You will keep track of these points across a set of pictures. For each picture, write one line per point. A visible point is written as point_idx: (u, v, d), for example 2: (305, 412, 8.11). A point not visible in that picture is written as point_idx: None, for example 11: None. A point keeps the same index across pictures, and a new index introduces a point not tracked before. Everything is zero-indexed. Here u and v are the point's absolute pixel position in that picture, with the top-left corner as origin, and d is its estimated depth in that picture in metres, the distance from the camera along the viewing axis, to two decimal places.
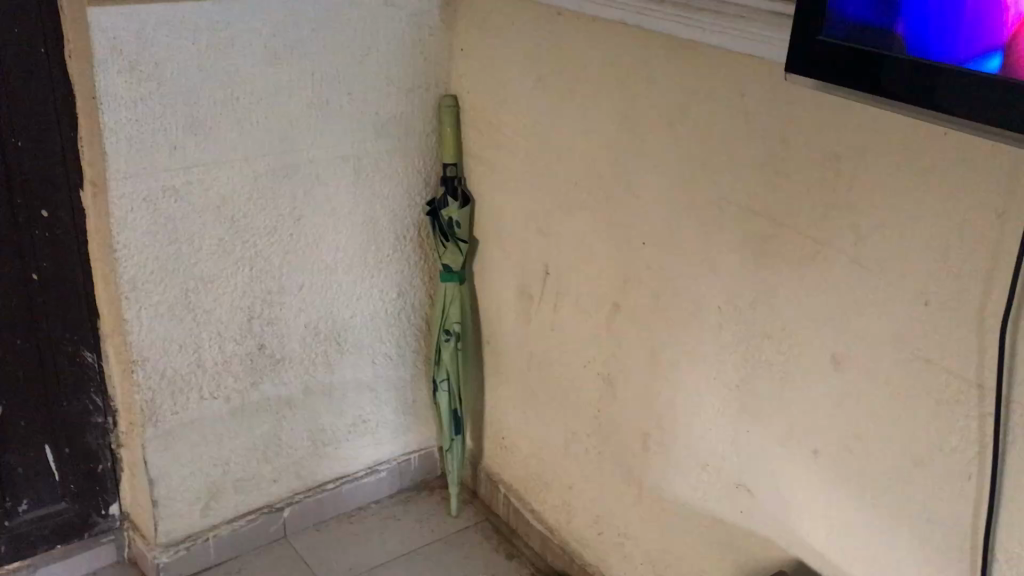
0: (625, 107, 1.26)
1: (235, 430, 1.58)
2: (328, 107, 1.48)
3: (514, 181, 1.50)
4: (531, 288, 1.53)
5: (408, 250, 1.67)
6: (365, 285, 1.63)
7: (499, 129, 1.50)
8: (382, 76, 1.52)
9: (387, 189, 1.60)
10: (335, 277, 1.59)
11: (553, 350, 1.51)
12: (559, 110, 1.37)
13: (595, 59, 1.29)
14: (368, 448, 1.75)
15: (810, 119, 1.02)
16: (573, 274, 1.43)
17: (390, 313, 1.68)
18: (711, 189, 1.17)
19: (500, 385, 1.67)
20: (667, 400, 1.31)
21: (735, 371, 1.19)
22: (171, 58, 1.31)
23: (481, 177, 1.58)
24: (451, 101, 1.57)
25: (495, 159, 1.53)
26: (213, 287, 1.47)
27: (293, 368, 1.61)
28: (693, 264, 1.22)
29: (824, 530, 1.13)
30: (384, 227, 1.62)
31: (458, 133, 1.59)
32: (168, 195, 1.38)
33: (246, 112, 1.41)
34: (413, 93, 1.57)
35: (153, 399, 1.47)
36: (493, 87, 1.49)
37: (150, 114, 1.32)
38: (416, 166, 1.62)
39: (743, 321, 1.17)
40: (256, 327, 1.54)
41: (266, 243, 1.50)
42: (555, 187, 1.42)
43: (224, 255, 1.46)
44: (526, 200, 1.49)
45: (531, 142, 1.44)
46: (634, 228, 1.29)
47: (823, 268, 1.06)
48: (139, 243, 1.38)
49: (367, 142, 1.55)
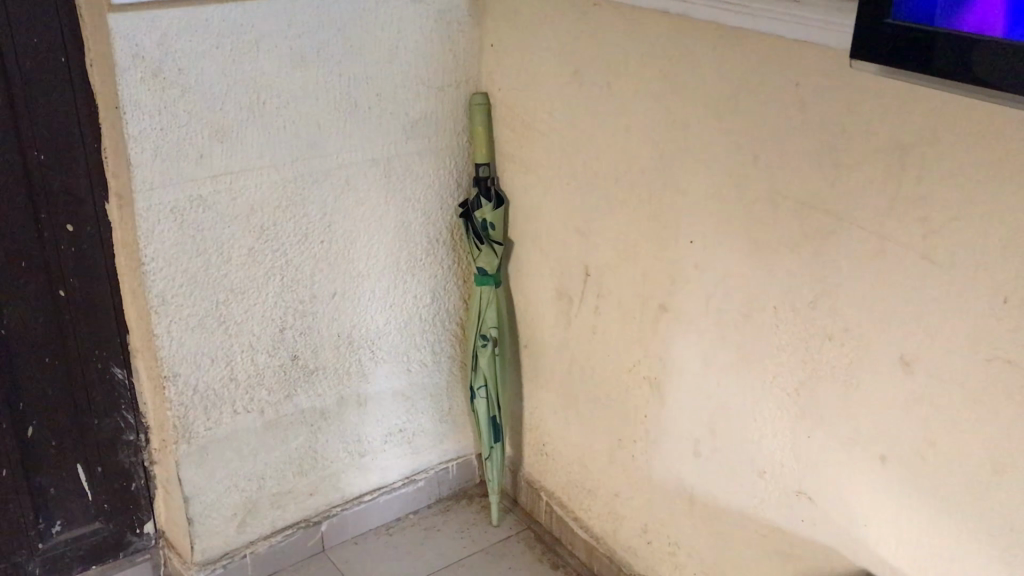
0: (669, 100, 1.20)
1: (269, 444, 1.53)
2: (357, 109, 1.44)
3: (550, 180, 1.45)
4: (570, 290, 1.48)
5: (441, 253, 1.62)
6: (398, 291, 1.59)
7: (534, 127, 1.45)
8: (411, 76, 1.47)
9: (418, 192, 1.55)
10: (367, 284, 1.55)
11: (596, 353, 1.46)
12: (597, 105, 1.32)
13: (634, 51, 1.23)
14: (405, 457, 1.71)
15: (873, 108, 0.97)
16: (615, 275, 1.37)
17: (424, 319, 1.64)
18: (765, 184, 1.11)
19: (540, 390, 1.62)
20: (719, 405, 1.26)
21: (794, 374, 1.14)
22: (196, 65, 1.27)
23: (516, 177, 1.53)
24: (482, 99, 1.51)
25: (530, 158, 1.48)
26: (244, 298, 1.43)
27: (327, 379, 1.56)
28: (746, 262, 1.16)
29: (894, 539, 1.07)
30: (416, 230, 1.57)
31: (490, 132, 1.54)
32: (195, 204, 1.33)
33: (274, 117, 1.36)
34: (442, 92, 1.52)
35: (186, 415, 1.43)
36: (526, 84, 1.44)
37: (176, 123, 1.28)
38: (447, 167, 1.57)
39: (802, 321, 1.11)
40: (289, 338, 1.49)
41: (296, 251, 1.45)
42: (594, 185, 1.37)
43: (255, 265, 1.42)
44: (564, 199, 1.43)
45: (568, 139, 1.39)
46: (681, 226, 1.24)
47: (889, 265, 1.00)
48: (167, 256, 1.34)
49: (398, 144, 1.50)
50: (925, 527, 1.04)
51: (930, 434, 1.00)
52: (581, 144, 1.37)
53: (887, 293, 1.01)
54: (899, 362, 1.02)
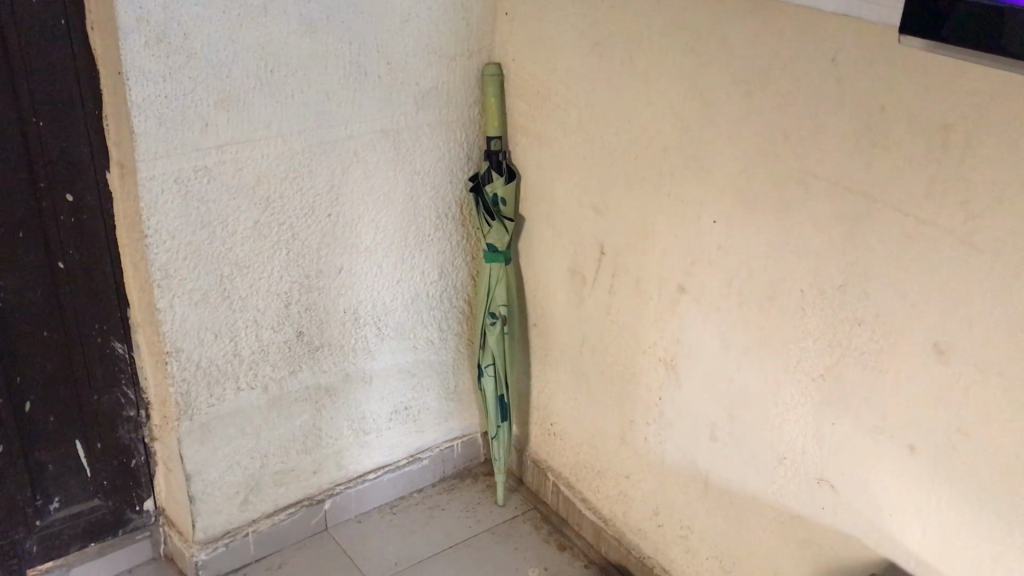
0: (695, 75, 1.16)
1: (273, 421, 1.50)
2: (367, 79, 1.39)
3: (565, 154, 1.41)
4: (584, 268, 1.44)
5: (450, 228, 1.58)
6: (406, 267, 1.55)
7: (550, 99, 1.41)
8: (422, 45, 1.42)
9: (428, 165, 1.51)
10: (374, 258, 1.51)
11: (609, 333, 1.42)
12: (618, 78, 1.28)
13: (659, 23, 1.19)
14: (410, 436, 1.68)
15: (916, 86, 0.93)
16: (632, 253, 1.34)
17: (431, 295, 1.60)
18: (795, 163, 1.07)
19: (549, 370, 1.59)
20: (738, 389, 1.23)
21: (819, 360, 1.11)
22: (202, 29, 1.22)
23: (529, 151, 1.49)
24: (495, 70, 1.47)
25: (545, 132, 1.44)
26: (249, 272, 1.39)
27: (332, 355, 1.52)
28: (771, 244, 1.13)
29: (921, 529, 1.05)
30: (425, 204, 1.53)
31: (502, 103, 1.49)
32: (200, 175, 1.29)
33: (281, 85, 1.31)
34: (454, 62, 1.47)
35: (189, 392, 1.40)
36: (542, 55, 1.40)
37: (181, 90, 1.23)
38: (458, 139, 1.53)
39: (829, 306, 1.08)
40: (294, 314, 1.46)
41: (302, 224, 1.41)
42: (613, 161, 1.33)
43: (260, 238, 1.38)
44: (580, 174, 1.40)
45: (585, 112, 1.35)
46: (703, 205, 1.20)
47: (926, 250, 0.97)
48: (171, 228, 1.29)
49: (408, 115, 1.46)
50: (954, 518, 1.01)
51: (962, 424, 0.98)
52: (599, 119, 1.33)
53: (923, 279, 0.98)
54: (933, 350, 0.99)
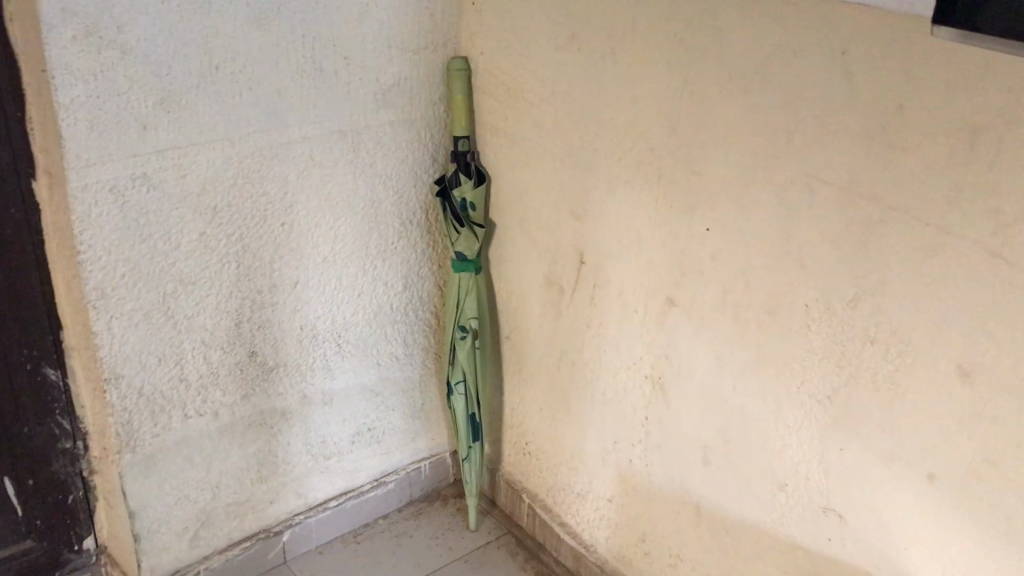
0: (685, 69, 1.06)
1: (224, 449, 1.38)
2: (322, 76, 1.27)
3: (541, 156, 1.31)
4: (562, 278, 1.34)
5: (415, 236, 1.46)
6: (367, 278, 1.43)
7: (523, 96, 1.30)
8: (383, 38, 1.30)
9: (390, 168, 1.39)
10: (334, 270, 1.39)
11: (590, 348, 1.32)
12: (599, 72, 1.17)
13: (645, 12, 1.09)
14: (375, 459, 1.56)
15: (939, 82, 0.84)
16: (615, 263, 1.23)
17: (396, 308, 1.48)
18: (799, 167, 0.98)
19: (524, 385, 1.48)
20: (734, 410, 1.13)
21: (827, 381, 1.02)
22: (137, 22, 1.09)
23: (501, 152, 1.38)
24: (461, 64, 1.36)
25: (518, 131, 1.33)
26: (195, 289, 1.26)
27: (288, 376, 1.40)
28: (772, 254, 1.03)
29: (940, 564, 0.96)
30: (388, 211, 1.41)
31: (470, 101, 1.38)
32: (138, 184, 1.16)
33: (228, 83, 1.19)
34: (417, 56, 1.35)
35: (131, 422, 1.27)
36: (514, 47, 1.29)
37: (114, 89, 1.10)
38: (423, 140, 1.41)
39: (838, 322, 0.99)
40: (245, 332, 1.33)
41: (253, 235, 1.29)
42: (594, 162, 1.22)
43: (207, 252, 1.25)
44: (557, 176, 1.29)
45: (563, 110, 1.25)
46: (695, 212, 1.10)
47: (949, 263, 0.87)
48: (106, 242, 1.17)
49: (368, 114, 1.34)
50: (978, 554, 0.92)
51: (989, 453, 0.89)
52: (578, 117, 1.23)
53: (946, 294, 0.88)
54: (956, 372, 0.89)
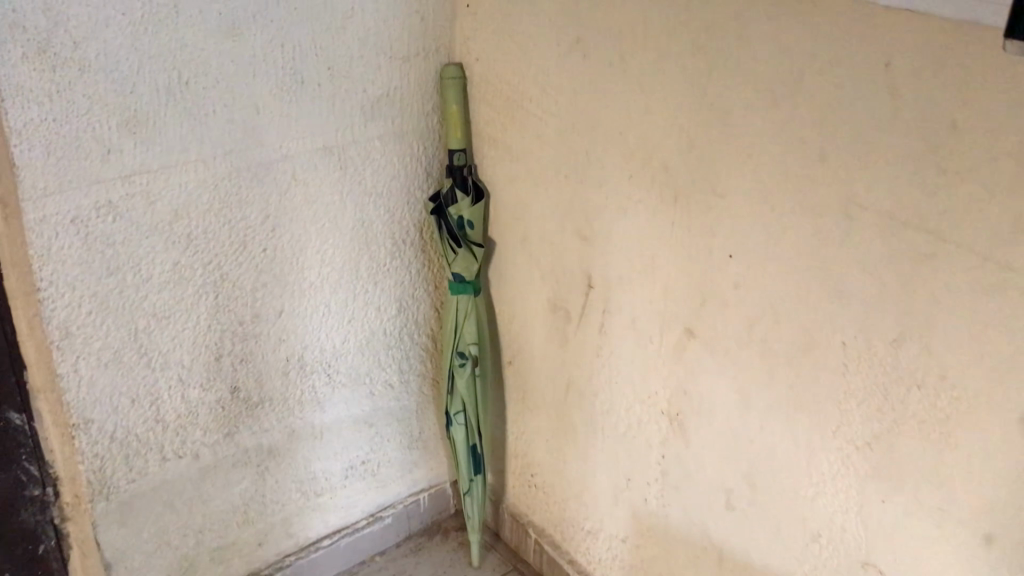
0: (705, 81, 0.96)
1: (207, 491, 1.28)
2: (304, 88, 1.16)
3: (544, 172, 1.20)
4: (568, 303, 1.23)
5: (409, 257, 1.36)
6: (358, 304, 1.33)
7: (523, 107, 1.20)
8: (370, 45, 1.20)
9: (380, 185, 1.28)
10: (322, 297, 1.29)
11: (600, 378, 1.22)
12: (607, 83, 1.07)
13: (658, 17, 0.98)
14: (370, 493, 1.46)
15: (1001, 100, 0.73)
16: (627, 289, 1.13)
17: (389, 334, 1.38)
18: (836, 190, 0.87)
19: (528, 414, 1.38)
20: (761, 452, 1.03)
21: (867, 427, 0.92)
22: (96, 36, 0.98)
23: (500, 166, 1.27)
24: (456, 72, 1.25)
25: (518, 145, 1.23)
26: (170, 324, 1.16)
27: (275, 411, 1.30)
28: (804, 285, 0.93)
29: None
30: (379, 231, 1.31)
31: (466, 111, 1.27)
32: (103, 213, 1.06)
33: (200, 100, 1.08)
34: (408, 64, 1.24)
35: (103, 467, 1.17)
36: (513, 54, 1.18)
37: (73, 110, 1.00)
38: (415, 154, 1.30)
39: (880, 364, 0.88)
40: (226, 367, 1.23)
41: (232, 262, 1.19)
42: (602, 180, 1.12)
43: (182, 283, 1.15)
44: (562, 194, 1.19)
45: (567, 123, 1.14)
46: (716, 237, 1.00)
47: (1010, 304, 0.77)
48: (69, 278, 1.07)
49: (355, 128, 1.23)
50: None
51: None
52: (584, 130, 1.12)
53: (1006, 339, 0.78)
54: (1020, 425, 0.79)
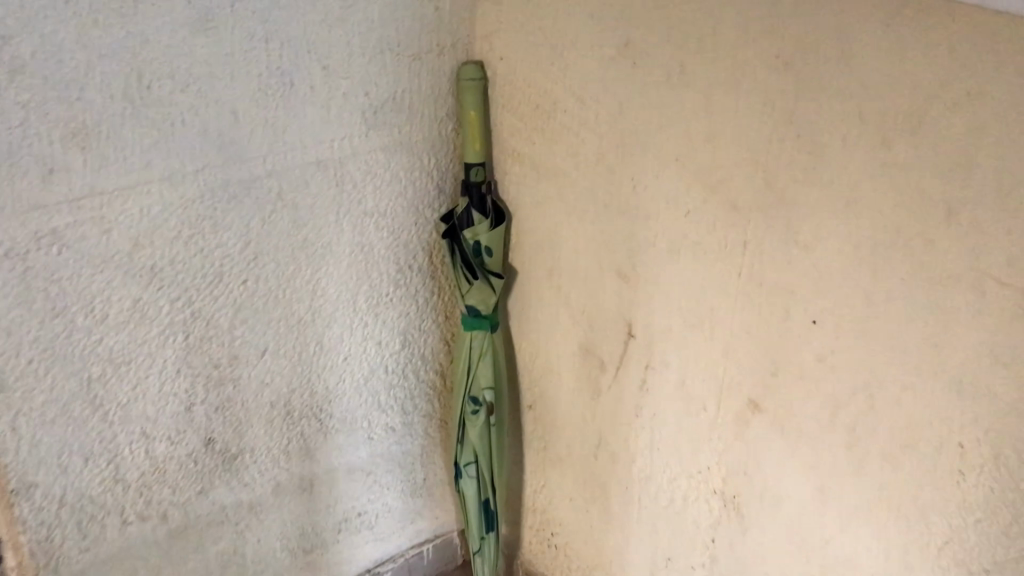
0: (792, 106, 0.76)
1: (176, 557, 1.10)
2: (293, 92, 0.97)
3: (579, 197, 1.01)
4: (602, 351, 1.05)
5: (416, 285, 1.16)
6: (355, 340, 1.14)
7: (557, 118, 1.00)
8: (373, 40, 1.00)
9: (383, 204, 1.09)
10: (312, 333, 1.10)
11: (639, 442, 1.03)
12: (663, 100, 0.87)
13: (732, 23, 0.78)
14: (366, 547, 1.28)
15: None
16: (676, 345, 0.94)
17: (391, 373, 1.19)
18: (965, 258, 0.69)
19: (550, 468, 1.20)
20: (841, 555, 0.85)
21: (986, 548, 0.74)
22: (32, 30, 0.79)
23: (526, 185, 1.08)
24: (475, 72, 1.05)
25: (549, 163, 1.03)
26: (131, 370, 0.98)
27: (256, 463, 1.12)
28: (914, 369, 0.74)
29: None
30: (381, 257, 1.12)
31: (485, 118, 1.08)
32: (46, 243, 0.87)
33: (165, 107, 0.89)
34: (418, 63, 1.04)
35: (51, 537, 0.99)
36: (547, 54, 0.98)
37: (3, 121, 0.80)
38: (426, 167, 1.11)
39: (1012, 475, 0.71)
40: (199, 417, 1.05)
41: (205, 298, 1.00)
42: (650, 214, 0.93)
43: (144, 323, 0.97)
44: (600, 225, 0.99)
45: (610, 141, 0.95)
46: (797, 297, 0.81)
47: None
48: (4, 321, 0.88)
49: (354, 138, 1.03)
50: None
51: None
52: (630, 152, 0.93)
53: None
54: None
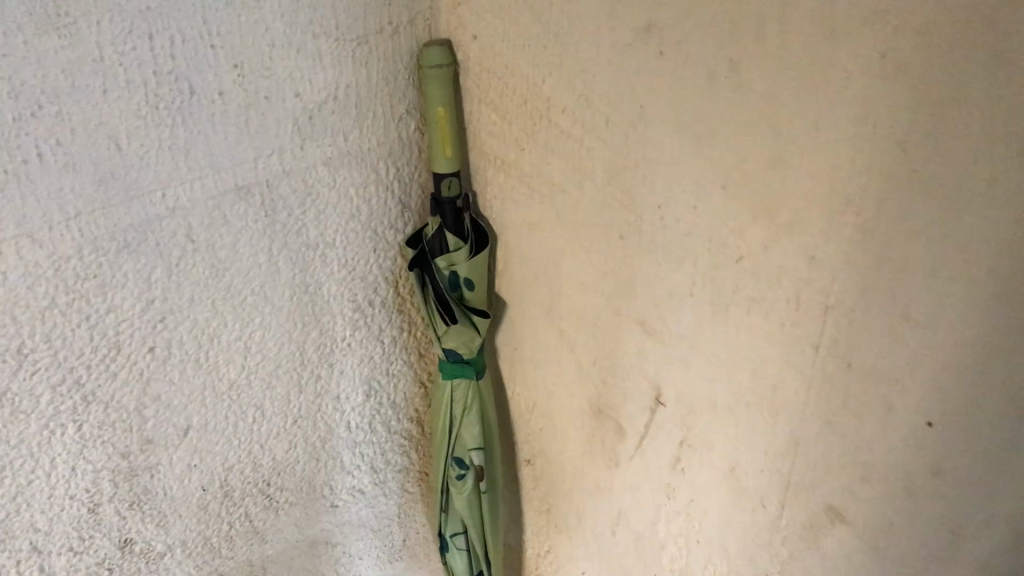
0: (901, 132, 0.52)
1: None
2: (196, 102, 0.72)
3: (584, 222, 0.77)
4: (620, 415, 0.82)
5: (381, 324, 0.93)
6: (306, 398, 0.91)
7: (551, 119, 0.76)
8: (301, 24, 0.75)
9: (330, 231, 0.84)
10: (250, 398, 0.87)
11: (671, 530, 0.81)
12: (702, 107, 0.63)
13: (807, 3, 0.54)
14: None
15: None
16: (724, 423, 0.71)
17: (355, 429, 0.96)
18: None
19: (556, 534, 0.98)
20: None
21: None
22: None
23: (514, 201, 0.83)
24: (441, 57, 0.79)
25: (543, 175, 0.79)
26: (7, 478, 0.74)
27: (192, 559, 0.89)
28: None
29: None
30: (333, 296, 0.88)
31: (457, 114, 0.83)
32: None
33: (10, 140, 0.64)
34: (366, 48, 0.79)
35: None
36: (535, 35, 0.73)
37: None
38: (385, 180, 0.86)
39: None
40: (108, 518, 0.82)
41: (99, 375, 0.76)
42: (684, 255, 0.69)
43: (19, 420, 0.73)
44: (613, 260, 0.76)
45: (626, 154, 0.70)
46: (904, 388, 0.58)
47: None
48: None
49: (286, 153, 0.79)
50: None
51: None
52: (655, 172, 0.68)
53: None
54: None
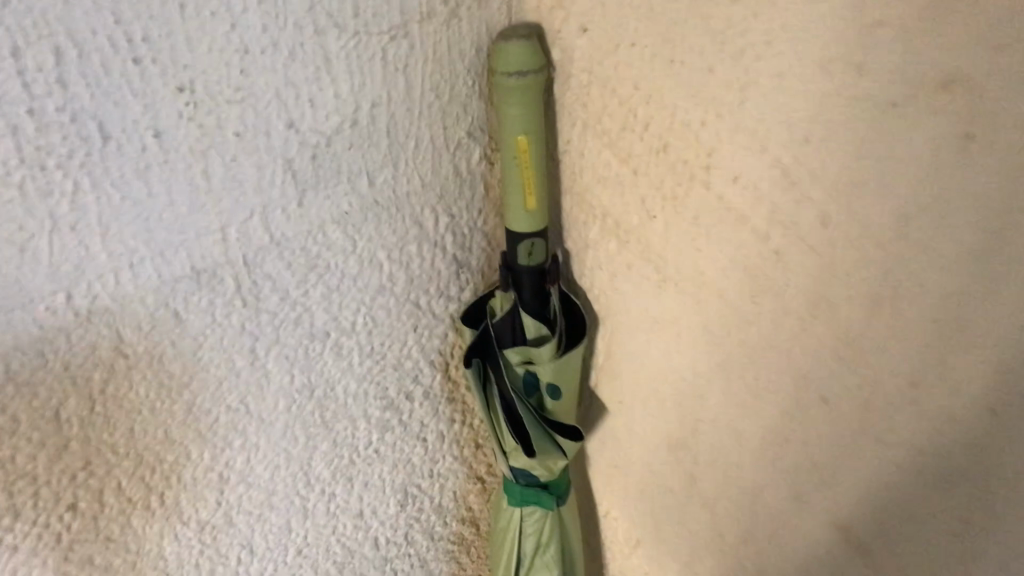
0: None
1: None
2: (113, 152, 0.42)
3: (753, 350, 0.47)
4: None
5: (422, 420, 0.64)
6: (314, 525, 0.63)
7: (711, 186, 0.45)
8: (293, 14, 0.44)
9: (347, 312, 0.55)
10: (234, 540, 0.59)
11: None
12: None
13: None
14: None
15: None
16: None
17: (385, 550, 0.69)
18: None
19: None
20: None
21: None
22: None
23: (633, 284, 0.53)
24: (518, 53, 0.49)
25: (688, 265, 0.49)
26: None
27: None
28: None
29: None
30: (353, 396, 0.59)
31: (542, 141, 0.52)
32: None
33: None
34: (404, 43, 0.49)
35: None
36: (701, 45, 0.42)
37: None
38: (432, 234, 0.56)
39: None
40: None
41: None
42: (964, 471, 0.39)
43: None
44: (805, 422, 0.46)
45: (852, 279, 0.40)
46: None
47: None
48: None
49: (274, 213, 0.49)
50: None
51: None
52: (917, 325, 0.38)
53: None
54: None
